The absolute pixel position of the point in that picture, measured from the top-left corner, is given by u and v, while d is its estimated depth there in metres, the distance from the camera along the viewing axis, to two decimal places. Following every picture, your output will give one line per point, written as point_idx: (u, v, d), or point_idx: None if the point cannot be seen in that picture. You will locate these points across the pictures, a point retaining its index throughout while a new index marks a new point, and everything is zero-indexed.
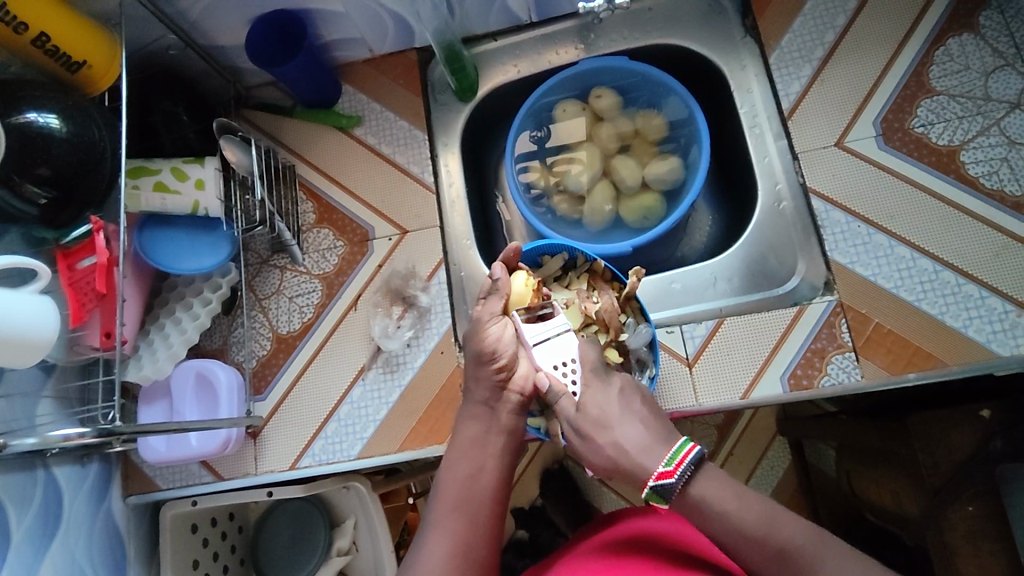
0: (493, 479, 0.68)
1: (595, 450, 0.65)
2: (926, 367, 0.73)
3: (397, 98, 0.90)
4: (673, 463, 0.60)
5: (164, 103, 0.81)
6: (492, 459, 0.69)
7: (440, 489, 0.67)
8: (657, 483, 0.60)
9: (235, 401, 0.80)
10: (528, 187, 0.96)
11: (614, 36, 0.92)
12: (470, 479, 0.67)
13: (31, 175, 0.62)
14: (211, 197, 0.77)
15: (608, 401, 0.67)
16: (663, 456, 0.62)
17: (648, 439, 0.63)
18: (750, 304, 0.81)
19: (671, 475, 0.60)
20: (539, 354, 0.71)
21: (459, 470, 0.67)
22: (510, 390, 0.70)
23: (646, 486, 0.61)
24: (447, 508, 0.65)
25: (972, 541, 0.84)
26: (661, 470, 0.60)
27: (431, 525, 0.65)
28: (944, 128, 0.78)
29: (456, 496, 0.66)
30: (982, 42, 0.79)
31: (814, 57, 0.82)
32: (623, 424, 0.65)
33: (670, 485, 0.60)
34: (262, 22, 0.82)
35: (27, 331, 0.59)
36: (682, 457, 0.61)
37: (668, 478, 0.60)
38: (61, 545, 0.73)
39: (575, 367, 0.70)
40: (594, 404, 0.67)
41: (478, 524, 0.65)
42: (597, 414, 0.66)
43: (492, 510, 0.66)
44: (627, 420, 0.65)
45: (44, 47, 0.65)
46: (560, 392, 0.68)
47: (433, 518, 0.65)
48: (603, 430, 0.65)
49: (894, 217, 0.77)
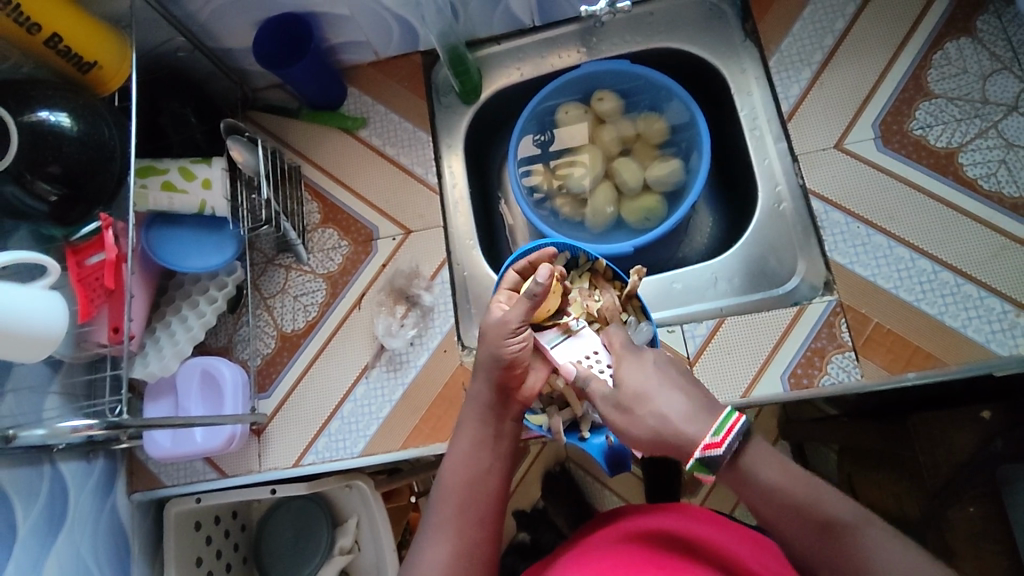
0: (497, 481, 0.67)
1: (635, 424, 0.60)
2: (926, 367, 0.73)
3: (401, 100, 0.91)
4: (721, 434, 0.55)
5: (172, 104, 0.82)
6: (496, 460, 0.68)
7: (441, 489, 0.66)
8: (704, 455, 0.55)
9: (239, 398, 0.81)
10: (532, 190, 0.96)
11: (616, 40, 0.93)
12: (474, 480, 0.66)
13: (42, 173, 0.63)
14: (218, 197, 0.78)
15: (645, 376, 0.62)
16: (709, 425, 0.56)
17: (691, 407, 0.59)
18: (751, 304, 0.82)
19: (719, 446, 0.55)
20: (560, 354, 0.71)
21: (462, 470, 0.66)
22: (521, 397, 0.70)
23: (691, 457, 0.56)
24: (449, 510, 0.64)
25: (973, 541, 0.84)
26: (707, 441, 0.55)
27: (431, 528, 0.64)
28: (942, 131, 0.79)
29: (459, 498, 0.65)
30: (979, 46, 0.80)
31: (813, 60, 0.83)
32: (663, 394, 0.60)
33: (716, 457, 0.55)
34: (270, 25, 0.83)
35: (37, 325, 0.60)
36: (731, 427, 0.55)
37: (716, 449, 0.55)
38: (66, 540, 0.73)
39: (601, 356, 0.70)
40: (631, 381, 0.63)
41: (481, 526, 0.64)
42: (635, 388, 0.62)
43: (493, 511, 0.66)
44: (667, 390, 0.60)
45: (56, 47, 0.66)
46: (588, 375, 0.67)
47: (435, 519, 0.64)
48: (643, 401, 0.60)
49: (893, 218, 0.77)
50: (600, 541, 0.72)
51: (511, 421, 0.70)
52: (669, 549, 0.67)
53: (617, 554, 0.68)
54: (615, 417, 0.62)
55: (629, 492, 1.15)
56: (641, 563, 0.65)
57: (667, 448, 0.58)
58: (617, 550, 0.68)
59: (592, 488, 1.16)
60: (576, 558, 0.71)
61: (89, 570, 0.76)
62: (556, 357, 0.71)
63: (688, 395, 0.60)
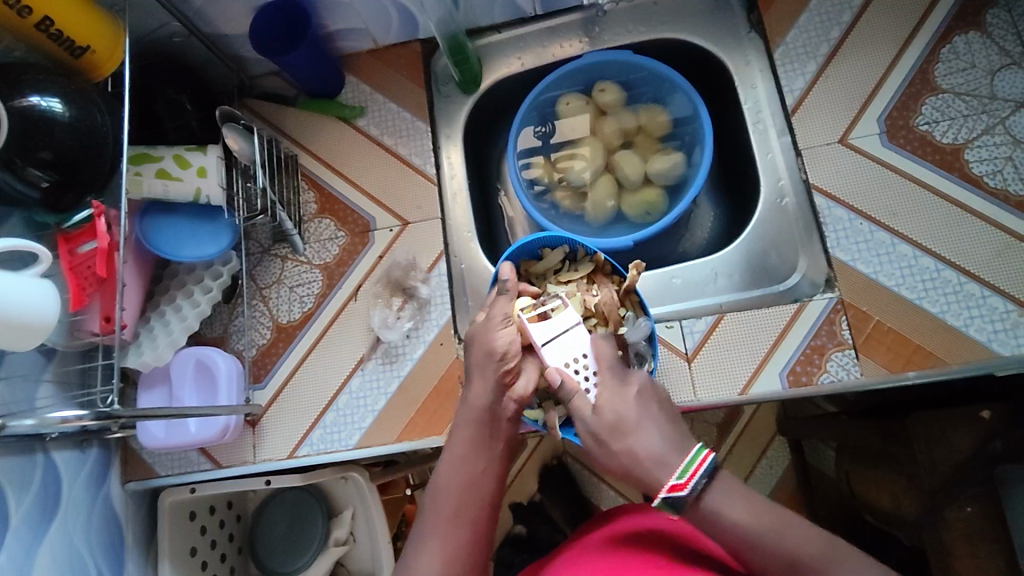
0: (491, 483, 0.68)
1: (610, 455, 0.63)
2: (926, 365, 0.72)
3: (400, 89, 0.90)
4: (685, 476, 0.59)
5: (167, 90, 0.81)
6: (490, 463, 0.68)
7: (436, 490, 0.67)
8: (669, 496, 0.59)
9: (234, 388, 0.80)
10: (532, 182, 0.95)
11: (619, 30, 0.91)
12: (469, 483, 0.67)
13: (33, 159, 0.62)
14: (213, 185, 0.77)
15: (626, 404, 0.64)
16: (676, 466, 0.61)
17: (663, 448, 0.62)
18: (751, 299, 0.81)
19: (683, 488, 0.59)
20: (549, 353, 0.68)
21: (457, 474, 0.67)
22: (511, 397, 0.68)
23: (657, 497, 0.60)
24: (442, 513, 0.65)
25: (971, 541, 0.83)
26: (672, 482, 0.60)
27: (425, 531, 0.65)
28: (948, 126, 0.77)
29: (452, 500, 0.66)
30: (989, 40, 0.79)
31: (819, 53, 0.82)
32: (641, 431, 0.63)
33: (681, 498, 0.59)
34: (268, 10, 0.82)
35: (29, 314, 0.59)
36: (696, 468, 0.60)
37: (680, 491, 0.59)
38: (59, 530, 0.73)
39: (587, 363, 0.68)
40: (610, 407, 0.64)
41: (473, 528, 0.65)
42: (614, 418, 0.63)
43: (486, 513, 0.67)
44: (644, 425, 0.63)
45: (48, 31, 0.65)
46: (574, 390, 0.65)
47: (429, 520, 0.65)
48: (620, 435, 0.63)
49: (896, 215, 0.76)
50: (595, 544, 0.72)
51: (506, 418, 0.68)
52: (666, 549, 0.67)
53: (616, 553, 0.68)
54: (589, 441, 0.65)
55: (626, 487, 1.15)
56: (641, 563, 0.65)
57: (636, 479, 0.63)
58: (615, 551, 0.68)
59: (588, 483, 1.16)
60: (572, 560, 0.71)
61: (82, 560, 0.76)
62: (545, 355, 0.68)
63: (661, 432, 0.64)
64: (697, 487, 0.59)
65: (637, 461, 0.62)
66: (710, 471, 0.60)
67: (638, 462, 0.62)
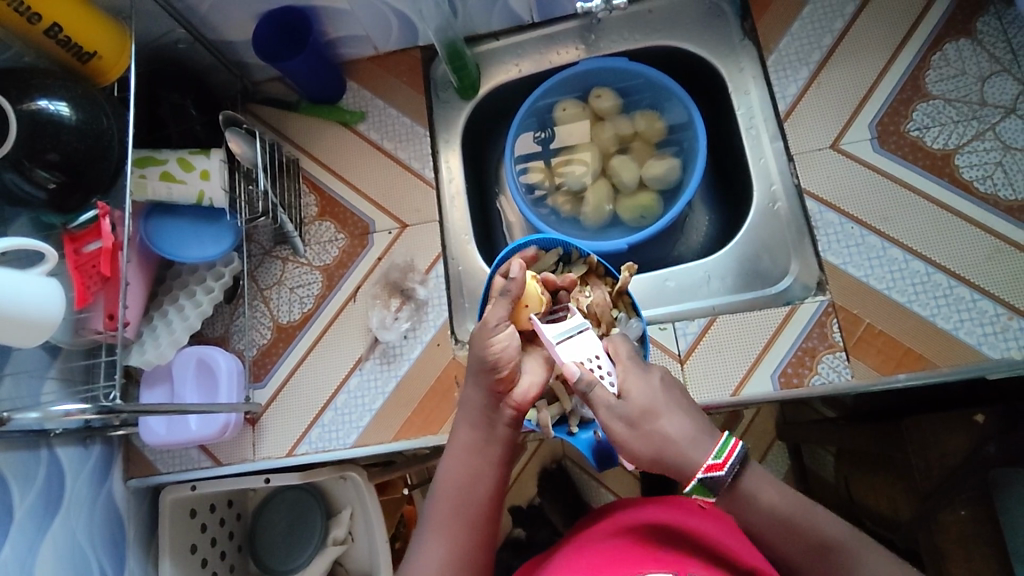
0: (492, 486, 0.67)
1: (641, 439, 0.61)
2: (916, 368, 0.73)
3: (400, 95, 0.92)
4: (723, 456, 0.59)
5: (172, 96, 0.84)
6: (492, 466, 0.67)
7: (437, 494, 0.67)
8: (707, 476, 0.59)
9: (234, 386, 0.82)
10: (531, 187, 0.96)
11: (615, 37, 0.93)
12: (467, 486, 0.66)
13: (41, 161, 0.64)
14: (216, 188, 0.79)
15: (655, 390, 0.63)
16: (711, 447, 0.60)
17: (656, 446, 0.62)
18: (743, 302, 0.82)
19: (721, 467, 0.59)
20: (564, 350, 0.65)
21: (456, 470, 0.67)
22: (509, 401, 0.67)
23: (693, 479, 0.59)
24: (442, 517, 0.65)
25: (964, 545, 0.84)
26: (711, 462, 0.59)
27: (426, 535, 0.65)
28: (939, 132, 0.78)
29: (452, 504, 0.65)
30: (979, 47, 0.80)
31: (811, 60, 0.83)
32: (670, 414, 0.62)
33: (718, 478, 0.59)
34: (270, 18, 0.84)
35: (34, 311, 0.61)
36: (731, 450, 0.60)
37: (718, 471, 0.59)
38: (62, 523, 0.74)
39: (604, 362, 0.65)
40: (638, 393, 0.62)
41: (473, 533, 0.65)
42: (643, 403, 0.62)
43: (487, 509, 0.66)
44: (675, 411, 0.62)
45: (56, 37, 0.67)
46: (593, 381, 0.62)
47: (430, 524, 0.65)
48: (650, 418, 0.61)
49: (887, 219, 0.77)
50: (593, 538, 0.73)
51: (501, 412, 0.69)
52: (663, 543, 0.68)
53: (611, 548, 0.69)
54: (618, 429, 0.61)
55: (623, 489, 1.16)
56: (639, 550, 0.66)
57: (664, 465, 0.60)
58: (612, 543, 0.70)
59: (587, 485, 1.17)
60: (572, 553, 0.72)
61: (85, 554, 0.77)
62: (558, 353, 0.65)
63: (691, 417, 0.62)
64: (734, 468, 0.59)
65: (670, 442, 0.60)
66: (743, 455, 0.60)
67: (671, 443, 0.60)
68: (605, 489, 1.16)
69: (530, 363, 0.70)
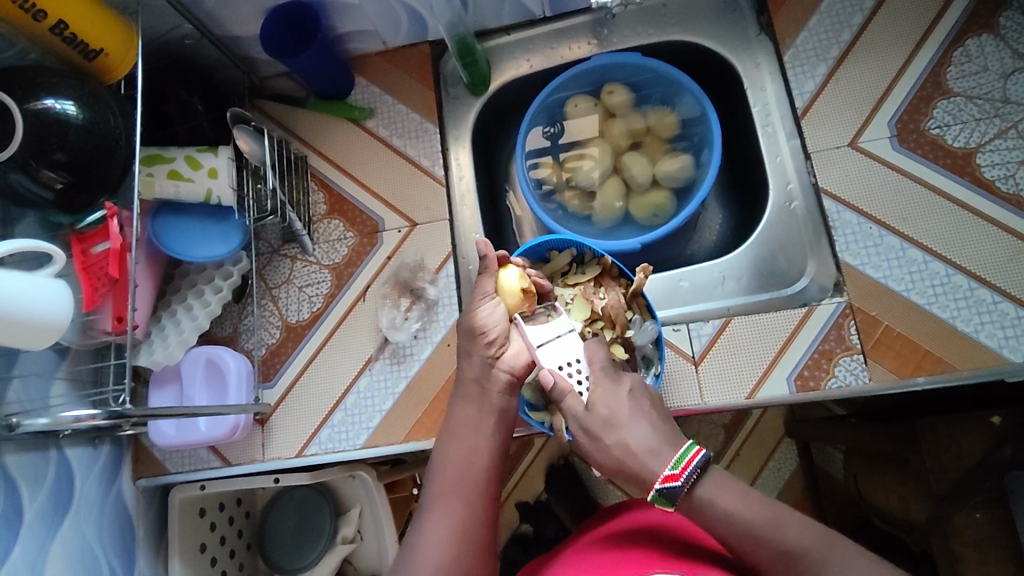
0: (489, 458, 0.67)
1: (602, 450, 0.64)
2: (935, 371, 0.72)
3: (409, 90, 0.91)
4: (679, 466, 0.59)
5: (179, 92, 0.82)
6: (487, 439, 0.68)
7: (435, 471, 0.65)
8: (662, 487, 0.59)
9: (243, 387, 0.81)
10: (540, 183, 0.95)
11: (628, 32, 0.91)
12: (465, 461, 0.66)
13: (47, 161, 0.63)
14: (224, 186, 0.78)
15: (620, 402, 0.65)
16: (669, 459, 0.61)
17: (663, 444, 0.62)
18: (759, 303, 0.81)
19: (677, 478, 0.59)
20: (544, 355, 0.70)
21: (455, 451, 0.66)
22: (500, 367, 0.71)
23: (652, 489, 0.60)
24: (444, 489, 0.64)
25: (980, 548, 0.83)
26: (666, 473, 0.59)
27: (428, 507, 0.63)
28: (960, 130, 0.77)
29: (453, 477, 0.64)
30: (1002, 43, 0.78)
31: (829, 56, 0.82)
32: (631, 424, 0.63)
33: (675, 489, 0.59)
34: (277, 13, 0.82)
35: (42, 313, 0.60)
36: (690, 459, 0.60)
37: (674, 482, 0.59)
38: (72, 525, 0.74)
39: (580, 367, 0.69)
40: (604, 403, 0.65)
41: (476, 502, 0.63)
42: (608, 414, 0.64)
43: (488, 488, 0.65)
44: (637, 422, 0.64)
45: (62, 34, 0.66)
46: (565, 390, 0.66)
47: (431, 497, 0.64)
48: (612, 428, 0.63)
49: (907, 219, 0.76)
50: (601, 539, 0.74)
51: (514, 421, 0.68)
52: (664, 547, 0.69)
53: (611, 555, 0.70)
54: (582, 438, 0.65)
55: (632, 487, 1.15)
56: (642, 557, 0.67)
57: (626, 474, 0.63)
58: (617, 548, 0.71)
59: (595, 483, 1.16)
60: (572, 559, 0.73)
61: (95, 556, 0.77)
62: (540, 357, 0.70)
63: (655, 427, 0.64)
64: (691, 478, 0.59)
65: (630, 455, 0.62)
66: (704, 462, 0.60)
67: (632, 455, 0.62)
68: (613, 486, 1.15)
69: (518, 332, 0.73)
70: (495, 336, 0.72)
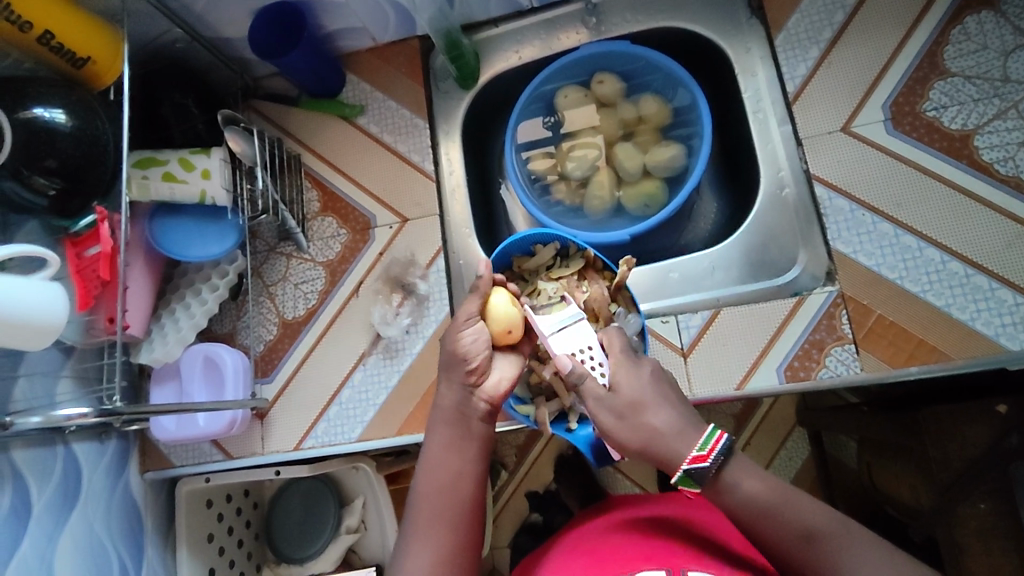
0: (472, 483, 0.65)
1: (628, 432, 0.61)
2: (930, 360, 0.70)
3: (399, 86, 0.91)
4: (708, 448, 0.59)
5: (173, 95, 0.84)
6: (470, 464, 0.66)
7: (419, 497, 0.64)
8: (692, 468, 0.59)
9: (240, 383, 0.83)
10: (534, 177, 0.94)
11: (618, 19, 0.90)
12: (448, 483, 0.64)
13: (39, 168, 0.65)
14: (217, 187, 0.79)
15: (637, 387, 0.63)
16: (695, 440, 0.60)
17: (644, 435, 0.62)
18: (749, 294, 0.80)
19: (706, 459, 0.59)
20: (557, 343, 0.70)
21: (439, 476, 0.65)
22: (480, 396, 0.68)
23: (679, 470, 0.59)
24: (426, 518, 0.63)
25: (984, 539, 0.81)
26: (695, 454, 0.59)
27: (411, 537, 0.62)
28: (957, 112, 0.74)
29: (435, 505, 0.63)
30: (1002, 20, 0.75)
31: (821, 39, 0.79)
32: (656, 407, 0.61)
33: (704, 469, 0.59)
34: (264, 14, 0.83)
35: (40, 316, 0.62)
36: (716, 442, 0.59)
37: (702, 463, 0.59)
38: (80, 516, 0.77)
39: (594, 353, 0.69)
40: (626, 386, 0.63)
41: (460, 530, 0.63)
42: (632, 397, 0.62)
43: (473, 514, 0.64)
44: (659, 403, 0.62)
45: (50, 44, 0.68)
46: (584, 374, 0.65)
47: (414, 526, 0.63)
48: (638, 411, 0.61)
49: (901, 205, 0.74)
50: (590, 534, 0.75)
51: (481, 430, 0.68)
52: (654, 537, 0.69)
53: (599, 550, 0.70)
54: (607, 422, 0.62)
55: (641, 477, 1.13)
56: (629, 550, 0.67)
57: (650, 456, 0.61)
58: (603, 542, 0.71)
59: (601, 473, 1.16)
60: (564, 556, 0.73)
61: (104, 546, 0.80)
62: (551, 345, 0.70)
63: (679, 410, 0.62)
64: (719, 459, 0.59)
65: (658, 435, 0.60)
66: (729, 446, 0.60)
67: (658, 435, 0.60)
68: (621, 476, 1.14)
69: (501, 361, 0.72)
70: (478, 364, 0.68)
